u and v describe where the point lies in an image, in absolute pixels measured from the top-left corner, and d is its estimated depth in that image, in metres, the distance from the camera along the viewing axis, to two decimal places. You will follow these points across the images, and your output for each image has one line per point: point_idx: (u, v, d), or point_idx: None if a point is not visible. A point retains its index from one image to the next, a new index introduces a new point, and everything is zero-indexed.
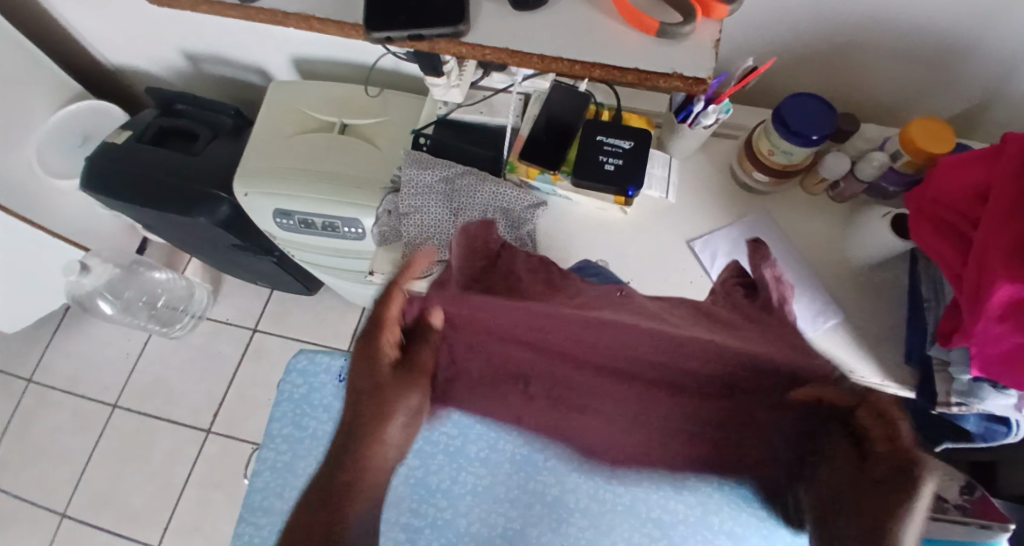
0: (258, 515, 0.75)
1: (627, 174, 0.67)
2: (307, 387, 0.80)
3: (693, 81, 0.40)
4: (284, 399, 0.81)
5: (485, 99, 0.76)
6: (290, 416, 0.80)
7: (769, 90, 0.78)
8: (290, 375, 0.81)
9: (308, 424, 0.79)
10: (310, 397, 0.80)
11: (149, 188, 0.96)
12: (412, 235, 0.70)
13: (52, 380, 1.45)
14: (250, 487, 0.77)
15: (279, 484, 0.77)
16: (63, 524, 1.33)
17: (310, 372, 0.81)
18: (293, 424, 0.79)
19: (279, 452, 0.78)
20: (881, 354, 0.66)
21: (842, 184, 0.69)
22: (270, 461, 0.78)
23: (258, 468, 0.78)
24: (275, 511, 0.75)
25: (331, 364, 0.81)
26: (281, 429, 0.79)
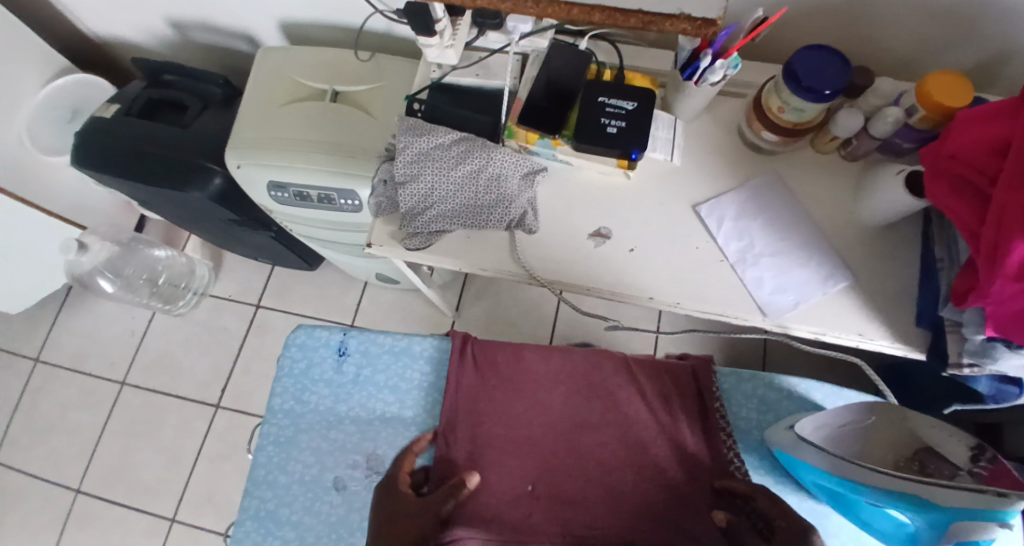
0: (262, 489, 0.76)
1: (630, 136, 0.64)
2: (307, 361, 0.80)
3: (703, 23, 0.38)
4: (284, 374, 0.80)
5: (481, 61, 0.73)
6: (291, 391, 0.79)
7: (779, 44, 0.75)
8: (289, 349, 0.81)
9: (309, 398, 0.79)
10: (310, 371, 0.79)
11: (140, 163, 0.93)
12: (409, 206, 0.69)
13: (58, 359, 1.46)
14: (255, 461, 0.77)
15: (282, 457, 0.77)
16: (78, 499, 1.36)
17: (309, 346, 0.80)
18: (293, 399, 0.79)
19: (282, 426, 0.78)
20: (892, 316, 0.64)
21: (854, 141, 0.67)
22: (274, 436, 0.78)
23: (261, 443, 0.78)
24: (281, 485, 0.76)
25: (329, 338, 0.80)
26: (284, 403, 0.79)
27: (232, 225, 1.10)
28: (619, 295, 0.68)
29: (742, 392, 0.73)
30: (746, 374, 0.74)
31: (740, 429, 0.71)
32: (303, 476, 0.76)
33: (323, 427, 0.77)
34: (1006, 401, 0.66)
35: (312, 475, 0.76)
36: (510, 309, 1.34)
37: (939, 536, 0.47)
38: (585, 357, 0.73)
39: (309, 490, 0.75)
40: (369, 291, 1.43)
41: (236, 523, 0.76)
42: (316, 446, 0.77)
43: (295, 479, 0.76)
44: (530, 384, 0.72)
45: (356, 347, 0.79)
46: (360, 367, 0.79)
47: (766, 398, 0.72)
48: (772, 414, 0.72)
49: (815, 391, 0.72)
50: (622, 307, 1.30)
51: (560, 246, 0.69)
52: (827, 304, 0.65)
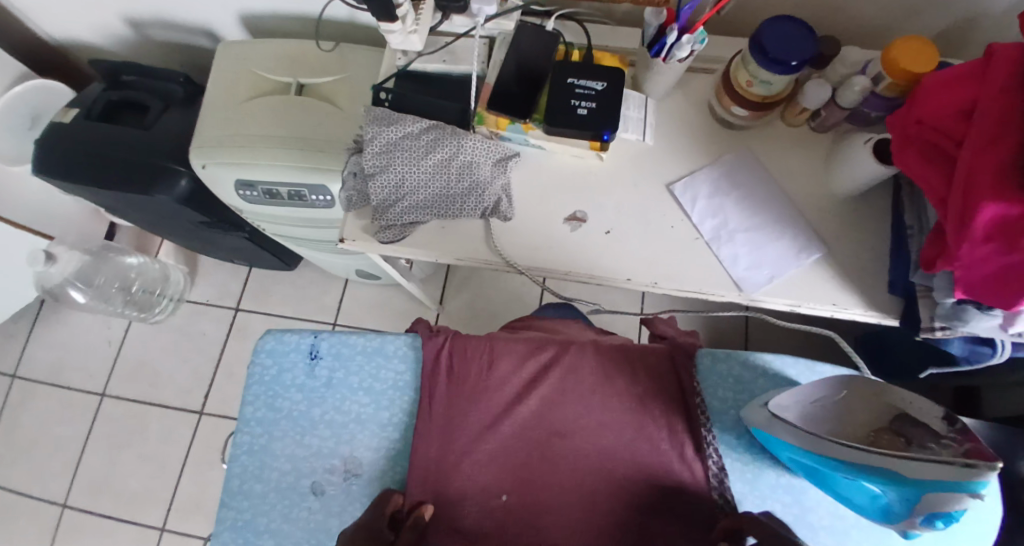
0: (237, 499, 0.74)
1: (602, 116, 0.64)
2: (277, 367, 0.78)
3: None
4: (254, 382, 0.78)
5: (447, 46, 0.72)
6: (263, 399, 0.78)
7: (746, 17, 0.74)
8: (259, 356, 0.79)
9: (281, 405, 0.77)
10: (281, 377, 0.78)
11: (101, 169, 0.90)
12: (380, 198, 0.67)
13: (35, 373, 1.42)
14: (229, 472, 0.76)
15: (257, 465, 0.75)
16: (63, 514, 1.33)
17: (279, 352, 0.79)
18: (266, 407, 0.77)
19: (255, 435, 0.77)
20: (865, 284, 0.64)
21: (823, 113, 0.67)
22: (247, 444, 0.76)
23: (235, 453, 0.76)
24: (258, 493, 0.74)
25: (299, 342, 0.79)
26: (255, 411, 0.77)
27: (202, 227, 1.07)
28: (597, 278, 0.67)
29: (718, 373, 0.71)
30: (724, 353, 0.72)
31: (716, 409, 0.69)
32: (279, 483, 0.74)
33: (297, 432, 0.76)
34: (980, 363, 0.67)
35: (289, 481, 0.74)
36: (493, 300, 1.34)
37: (912, 508, 0.48)
38: (556, 351, 0.73)
39: (286, 498, 0.74)
40: (349, 289, 1.41)
41: (214, 535, 0.74)
42: (290, 453, 0.75)
43: (271, 487, 0.74)
44: (506, 379, 0.71)
45: (328, 350, 0.78)
46: (332, 370, 0.77)
47: (742, 377, 0.71)
48: (747, 394, 0.70)
49: (788, 367, 0.71)
50: (605, 291, 1.30)
51: (535, 232, 0.68)
52: (802, 277, 0.65)
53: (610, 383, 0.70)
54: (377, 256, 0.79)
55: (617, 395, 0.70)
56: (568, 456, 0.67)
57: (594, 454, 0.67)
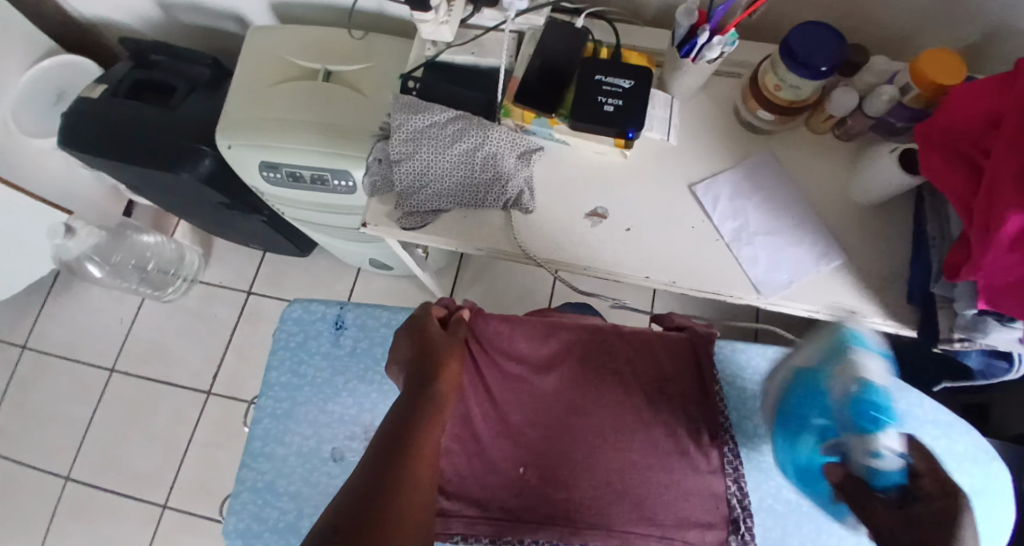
0: (259, 461, 0.76)
1: (628, 114, 0.64)
2: (303, 334, 0.80)
3: None
4: (280, 347, 0.80)
5: (476, 38, 0.72)
6: (288, 363, 0.80)
7: (775, 23, 0.75)
8: (286, 323, 0.81)
9: (306, 371, 0.79)
10: (307, 345, 0.80)
11: (127, 146, 0.92)
12: (405, 184, 0.68)
13: (48, 347, 1.44)
14: (251, 434, 0.77)
15: (279, 430, 0.77)
16: (69, 487, 1.34)
17: (306, 320, 0.81)
18: (290, 372, 0.79)
19: (278, 400, 0.78)
20: (882, 293, 0.65)
21: (849, 120, 0.67)
22: (270, 409, 0.78)
23: (257, 416, 0.78)
24: (278, 457, 0.76)
25: (326, 312, 0.81)
26: (280, 376, 0.79)
27: (223, 209, 1.09)
28: (616, 274, 0.68)
29: None
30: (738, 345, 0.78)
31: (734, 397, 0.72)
32: (300, 448, 0.76)
33: (321, 399, 0.78)
34: (995, 377, 0.67)
35: (311, 446, 0.76)
36: (505, 294, 1.34)
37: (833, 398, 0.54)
38: (573, 337, 0.72)
39: (307, 462, 0.75)
40: (361, 278, 1.42)
41: (232, 495, 0.76)
42: (313, 419, 0.77)
43: (292, 452, 0.76)
44: (517, 365, 0.70)
45: (353, 321, 0.80)
46: (357, 340, 0.80)
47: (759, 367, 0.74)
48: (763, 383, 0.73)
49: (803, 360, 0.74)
50: (616, 292, 1.30)
51: (557, 223, 0.69)
52: (820, 282, 0.65)
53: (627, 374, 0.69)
54: (397, 243, 0.80)
55: (629, 386, 0.67)
56: (583, 451, 0.64)
57: (611, 447, 0.63)
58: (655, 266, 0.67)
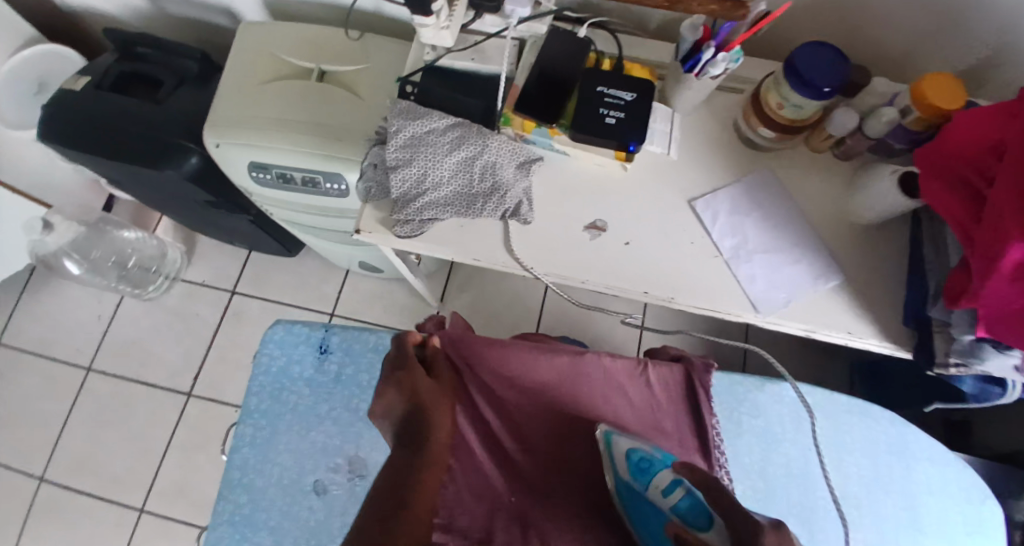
0: (237, 492, 0.75)
1: (629, 127, 0.63)
2: (286, 359, 0.79)
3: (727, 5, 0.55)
4: (260, 372, 0.79)
5: (477, 44, 0.71)
6: (269, 389, 0.78)
7: (777, 40, 0.75)
8: (267, 347, 0.80)
9: (288, 398, 0.78)
10: (289, 370, 0.79)
11: (108, 141, 0.89)
12: (401, 192, 0.66)
13: (21, 343, 1.40)
14: (229, 462, 0.76)
15: (258, 459, 0.76)
16: (40, 489, 1.30)
17: (289, 344, 0.79)
18: (270, 398, 0.78)
19: (258, 427, 0.77)
20: (879, 314, 0.65)
21: (848, 140, 0.67)
22: (249, 437, 0.77)
23: (236, 444, 0.77)
24: (258, 488, 0.75)
25: (310, 335, 0.80)
26: (260, 403, 0.78)
27: (209, 207, 1.06)
28: (614, 289, 0.67)
29: (733, 395, 0.77)
30: (748, 382, 0.77)
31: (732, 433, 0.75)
32: (280, 479, 0.75)
33: (303, 428, 0.77)
34: (987, 401, 0.68)
35: (292, 478, 0.75)
36: (496, 301, 1.33)
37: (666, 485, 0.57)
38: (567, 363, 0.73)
39: (287, 493, 0.75)
40: (350, 280, 1.40)
41: (209, 527, 0.74)
42: (294, 447, 0.76)
43: (272, 482, 0.75)
44: (507, 389, 0.71)
45: (339, 345, 0.80)
46: (342, 366, 0.79)
47: (757, 402, 0.76)
48: (762, 418, 0.76)
49: (807, 394, 0.76)
50: (608, 301, 1.30)
51: (555, 236, 0.68)
52: (817, 302, 0.65)
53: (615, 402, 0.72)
54: (390, 250, 0.78)
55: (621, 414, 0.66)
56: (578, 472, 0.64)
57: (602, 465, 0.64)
58: (654, 281, 0.66)
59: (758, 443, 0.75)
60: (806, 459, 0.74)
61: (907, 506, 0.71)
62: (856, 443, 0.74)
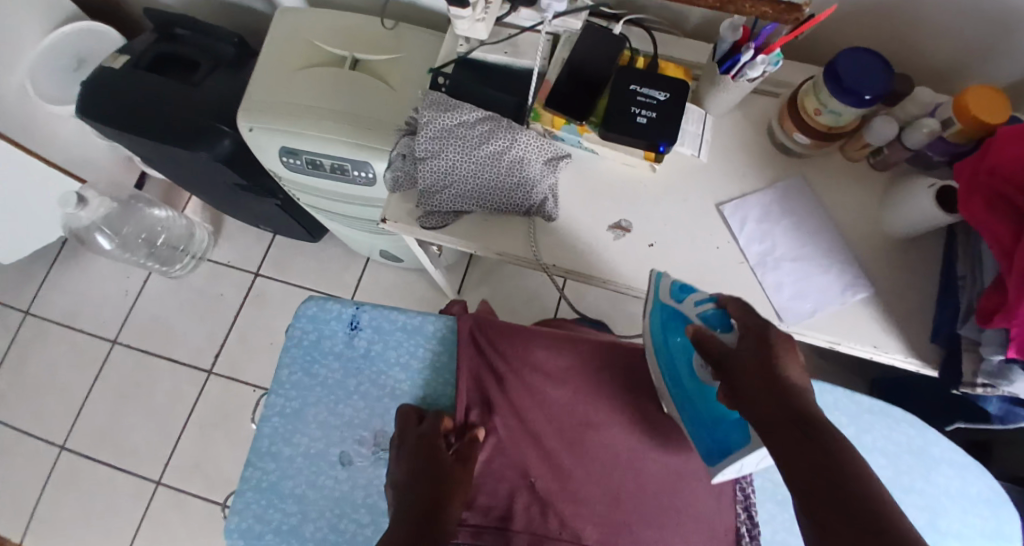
0: (266, 460, 0.76)
1: (661, 128, 0.63)
2: (317, 333, 0.80)
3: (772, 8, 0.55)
4: (293, 344, 0.80)
5: (511, 38, 0.71)
6: (300, 362, 0.80)
7: (816, 44, 0.73)
8: (300, 320, 0.81)
9: (319, 371, 0.79)
10: (320, 344, 0.80)
11: (143, 121, 0.91)
12: (428, 183, 0.66)
13: (50, 313, 1.44)
14: (259, 431, 0.78)
15: (288, 429, 0.77)
16: (62, 455, 1.34)
17: (321, 319, 0.80)
18: (302, 371, 0.79)
19: (288, 398, 0.79)
20: (906, 329, 0.63)
21: (886, 150, 0.65)
22: (279, 407, 0.78)
23: (266, 414, 0.79)
24: (285, 457, 0.76)
25: (341, 311, 0.81)
26: (291, 375, 0.79)
27: (238, 189, 1.08)
28: (636, 290, 0.67)
29: None
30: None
31: None
32: (308, 449, 0.76)
33: (331, 401, 0.78)
34: (1015, 423, 0.66)
35: (318, 449, 0.76)
36: (513, 297, 1.33)
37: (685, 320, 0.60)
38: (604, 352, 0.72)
39: (315, 464, 0.76)
40: (370, 268, 1.41)
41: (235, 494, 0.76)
42: (323, 421, 0.77)
43: (299, 452, 0.76)
44: (541, 378, 0.69)
45: (369, 322, 0.80)
46: (371, 342, 0.79)
47: None
48: None
49: (833, 397, 0.74)
50: (627, 303, 1.29)
51: (579, 235, 0.68)
52: (844, 313, 0.64)
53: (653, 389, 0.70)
54: (413, 240, 0.79)
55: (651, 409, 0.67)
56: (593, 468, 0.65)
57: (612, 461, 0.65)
58: None
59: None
60: None
61: (931, 511, 0.69)
62: (877, 443, 0.72)
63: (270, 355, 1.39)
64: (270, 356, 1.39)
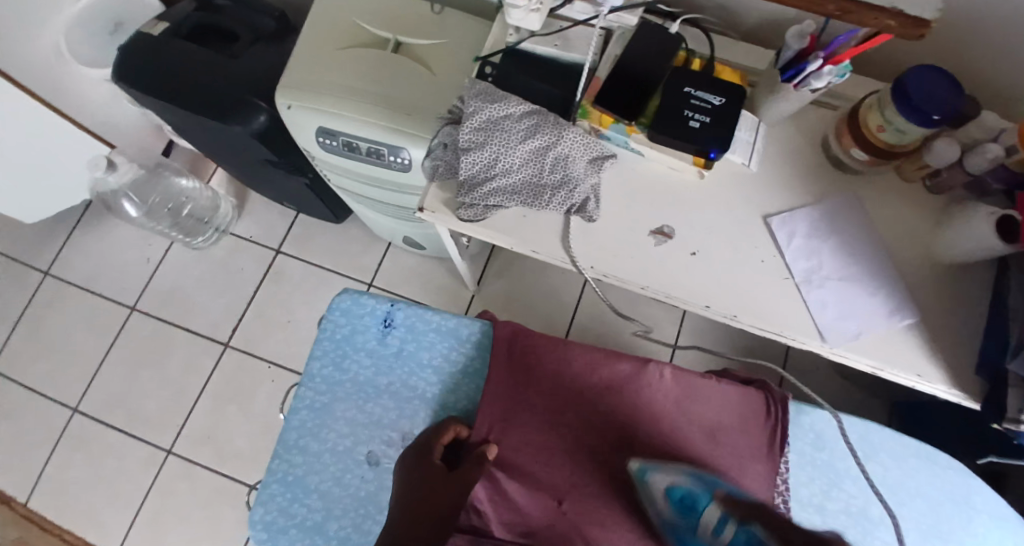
0: (292, 453, 0.77)
1: (713, 133, 0.61)
2: (350, 327, 0.80)
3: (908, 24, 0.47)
4: (325, 337, 0.80)
5: (562, 30, 0.69)
6: (331, 356, 0.80)
7: (876, 57, 0.71)
8: (333, 313, 0.81)
9: (348, 366, 0.79)
10: (353, 338, 0.80)
11: (178, 90, 0.90)
12: (469, 175, 0.65)
13: (70, 276, 1.45)
14: (287, 424, 0.78)
15: (316, 423, 0.78)
16: (74, 418, 1.36)
17: (354, 313, 0.80)
18: (332, 365, 0.79)
19: (318, 392, 0.79)
20: (950, 359, 0.61)
21: (944, 173, 0.63)
22: (309, 400, 0.79)
23: (295, 406, 0.79)
24: (311, 452, 0.77)
25: (375, 307, 0.80)
26: (321, 368, 0.79)
27: (268, 165, 1.07)
28: (674, 299, 0.65)
29: (800, 424, 0.73)
30: (818, 411, 0.74)
31: (794, 463, 0.72)
32: (335, 445, 0.77)
33: (360, 398, 0.78)
34: None
35: (345, 447, 0.77)
36: (534, 292, 1.32)
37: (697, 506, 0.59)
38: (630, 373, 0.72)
39: (341, 461, 0.76)
40: (391, 253, 1.40)
41: (260, 485, 0.77)
42: (352, 418, 0.77)
43: (327, 448, 0.77)
44: (569, 402, 0.71)
45: (403, 321, 0.80)
46: (404, 341, 0.79)
47: (823, 434, 0.73)
48: (826, 452, 0.72)
49: (875, 433, 0.73)
50: (648, 307, 1.27)
51: (618, 239, 0.66)
52: (889, 340, 0.62)
53: (677, 417, 0.71)
54: (446, 230, 0.78)
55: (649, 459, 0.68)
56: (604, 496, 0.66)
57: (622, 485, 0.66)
58: (718, 298, 0.63)
59: (821, 477, 0.72)
60: (868, 499, 0.71)
61: None
62: (921, 489, 0.71)
63: (286, 333, 1.38)
64: (286, 334, 1.38)
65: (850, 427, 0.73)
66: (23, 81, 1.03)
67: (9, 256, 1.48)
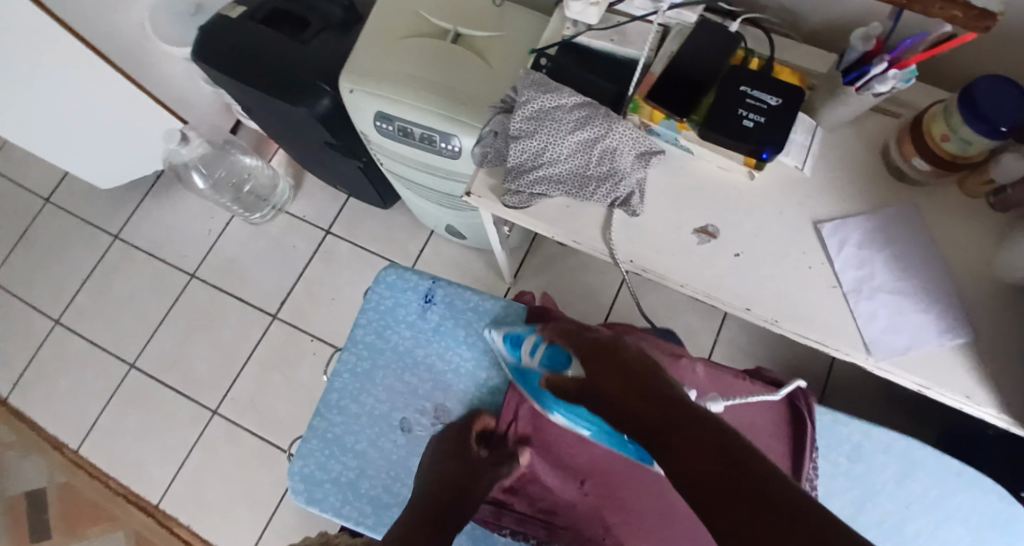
0: (332, 413, 0.80)
1: (768, 134, 0.60)
2: (393, 300, 0.83)
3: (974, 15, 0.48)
4: (369, 308, 0.83)
5: (620, 26, 0.69)
6: (374, 325, 0.83)
7: (947, 67, 0.68)
8: (378, 285, 0.84)
9: (390, 336, 0.82)
10: (395, 311, 0.83)
11: (249, 69, 0.95)
12: (517, 162, 0.66)
13: (137, 241, 1.56)
14: (330, 384, 0.82)
15: (356, 388, 0.81)
16: (130, 374, 1.46)
17: (398, 287, 0.83)
18: (375, 334, 0.82)
19: (360, 357, 0.82)
20: (1003, 385, 0.58)
21: (1010, 190, 0.60)
22: (351, 364, 0.82)
23: (338, 369, 0.82)
24: (351, 414, 0.80)
25: (418, 283, 0.83)
26: (365, 335, 0.83)
27: (326, 148, 1.12)
28: (713, 299, 0.64)
29: (837, 436, 0.71)
30: (856, 423, 0.71)
31: (827, 473, 0.71)
32: (372, 409, 0.80)
33: (399, 367, 0.81)
34: None
35: (382, 411, 0.80)
36: (572, 289, 1.32)
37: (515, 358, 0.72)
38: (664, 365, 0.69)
39: (376, 425, 0.79)
40: (434, 241, 1.44)
41: (302, 439, 0.81)
42: (390, 386, 0.80)
43: (364, 412, 0.80)
44: None
45: (442, 299, 0.82)
46: (443, 318, 0.81)
47: (861, 445, 0.71)
48: (864, 466, 0.70)
49: (918, 451, 0.70)
50: (686, 313, 1.25)
51: (661, 236, 0.66)
52: (938, 359, 0.59)
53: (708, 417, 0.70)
54: (490, 216, 0.79)
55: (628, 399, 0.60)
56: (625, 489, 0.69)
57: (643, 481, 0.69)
58: (759, 302, 0.62)
59: (854, 489, 0.70)
60: (902, 517, 0.69)
61: None
62: (959, 511, 0.69)
63: (330, 310, 1.44)
64: (331, 312, 1.44)
65: (892, 443, 0.71)
66: (108, 53, 1.12)
67: (86, 219, 1.60)
